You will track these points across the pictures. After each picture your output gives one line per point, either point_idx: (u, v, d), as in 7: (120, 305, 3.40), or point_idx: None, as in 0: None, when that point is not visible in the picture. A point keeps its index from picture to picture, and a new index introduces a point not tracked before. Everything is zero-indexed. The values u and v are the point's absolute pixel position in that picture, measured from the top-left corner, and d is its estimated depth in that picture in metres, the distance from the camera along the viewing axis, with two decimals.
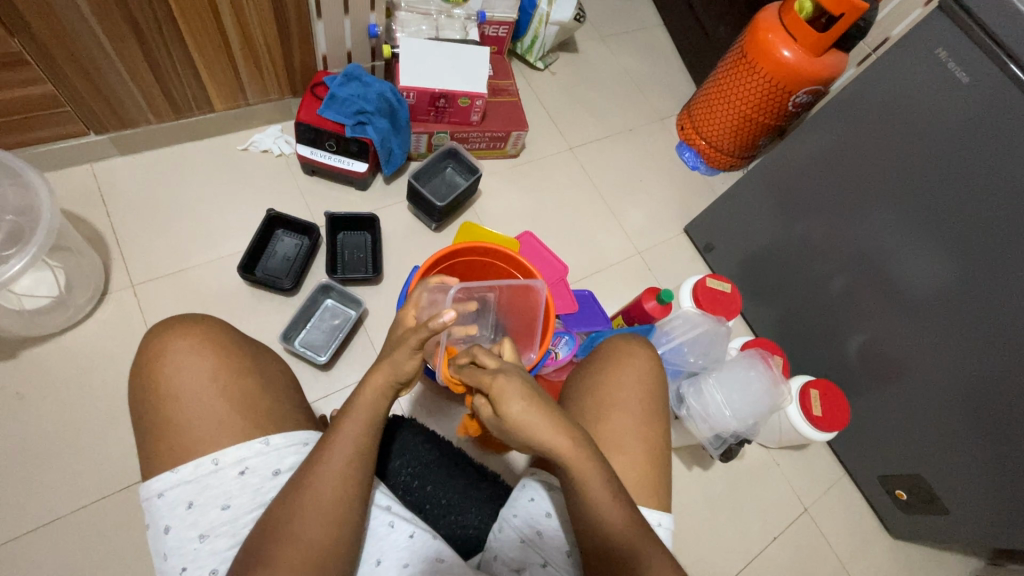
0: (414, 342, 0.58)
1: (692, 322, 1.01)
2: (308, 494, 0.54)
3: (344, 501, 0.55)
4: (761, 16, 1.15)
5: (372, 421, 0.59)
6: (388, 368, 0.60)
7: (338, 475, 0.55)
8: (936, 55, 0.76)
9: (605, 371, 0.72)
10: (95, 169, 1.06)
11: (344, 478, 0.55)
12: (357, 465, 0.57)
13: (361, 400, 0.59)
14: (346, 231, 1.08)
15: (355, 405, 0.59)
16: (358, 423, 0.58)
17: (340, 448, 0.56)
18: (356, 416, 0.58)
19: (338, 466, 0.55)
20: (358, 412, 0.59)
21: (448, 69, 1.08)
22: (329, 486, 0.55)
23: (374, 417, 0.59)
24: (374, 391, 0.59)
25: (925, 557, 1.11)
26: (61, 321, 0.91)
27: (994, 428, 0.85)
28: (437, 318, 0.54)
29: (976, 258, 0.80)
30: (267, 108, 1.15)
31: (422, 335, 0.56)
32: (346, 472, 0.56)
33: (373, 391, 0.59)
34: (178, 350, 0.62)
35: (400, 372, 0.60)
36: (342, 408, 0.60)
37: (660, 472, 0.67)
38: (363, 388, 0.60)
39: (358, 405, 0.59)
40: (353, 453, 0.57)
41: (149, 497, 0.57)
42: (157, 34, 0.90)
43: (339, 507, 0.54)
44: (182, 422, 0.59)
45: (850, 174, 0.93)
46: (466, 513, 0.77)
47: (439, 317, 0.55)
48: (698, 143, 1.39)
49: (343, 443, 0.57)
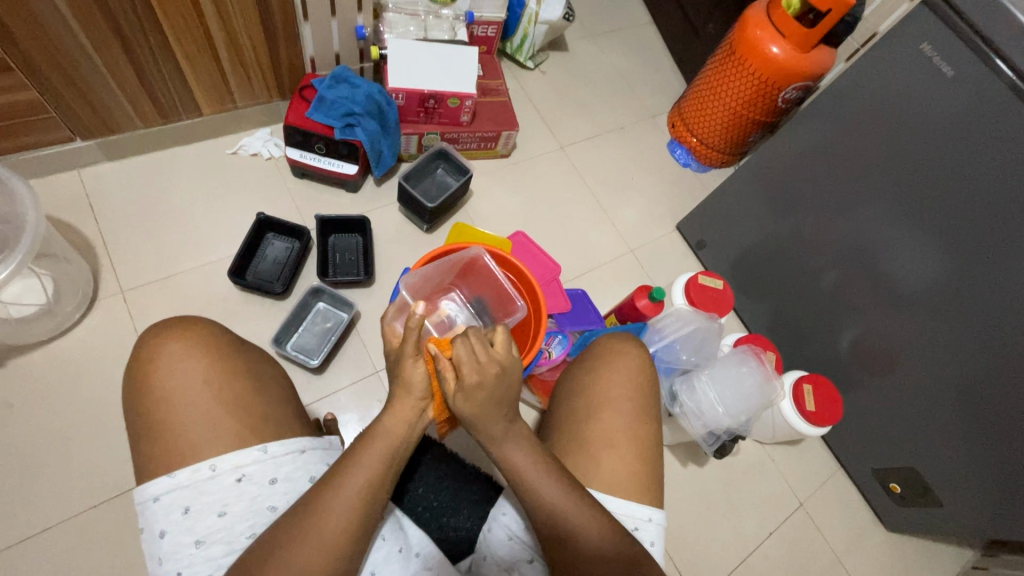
0: (412, 350, 0.57)
1: (684, 320, 1.00)
2: (310, 523, 0.53)
3: (347, 524, 0.54)
4: (749, 13, 1.16)
5: (391, 452, 0.57)
6: (405, 393, 0.58)
7: (351, 504, 0.54)
8: (921, 50, 0.77)
9: (595, 369, 0.72)
10: (83, 175, 1.05)
11: (353, 506, 0.54)
12: (371, 498, 0.55)
13: (384, 428, 0.58)
14: (336, 234, 1.08)
15: (378, 433, 0.58)
16: (379, 452, 0.57)
17: (356, 480, 0.55)
18: (376, 446, 0.57)
19: (350, 498, 0.54)
20: (379, 438, 0.57)
21: (437, 70, 1.08)
22: (336, 515, 0.53)
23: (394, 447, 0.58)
24: (399, 417, 0.58)
25: (919, 549, 1.11)
26: (50, 328, 0.91)
27: (986, 420, 0.86)
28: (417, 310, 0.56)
29: (964, 251, 0.80)
30: (255, 112, 1.14)
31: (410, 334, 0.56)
32: (361, 504, 0.55)
33: (397, 422, 0.58)
34: (169, 355, 0.62)
35: (411, 383, 0.58)
36: (362, 433, 0.58)
37: (652, 471, 0.67)
38: (386, 415, 0.59)
39: (380, 435, 0.57)
40: (368, 486, 0.55)
41: (144, 501, 0.57)
42: (141, 38, 0.89)
43: (345, 542, 0.53)
44: (172, 429, 0.59)
45: (840, 169, 0.93)
46: (458, 514, 0.80)
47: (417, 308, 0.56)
48: (689, 141, 1.39)
49: (358, 475, 0.55)
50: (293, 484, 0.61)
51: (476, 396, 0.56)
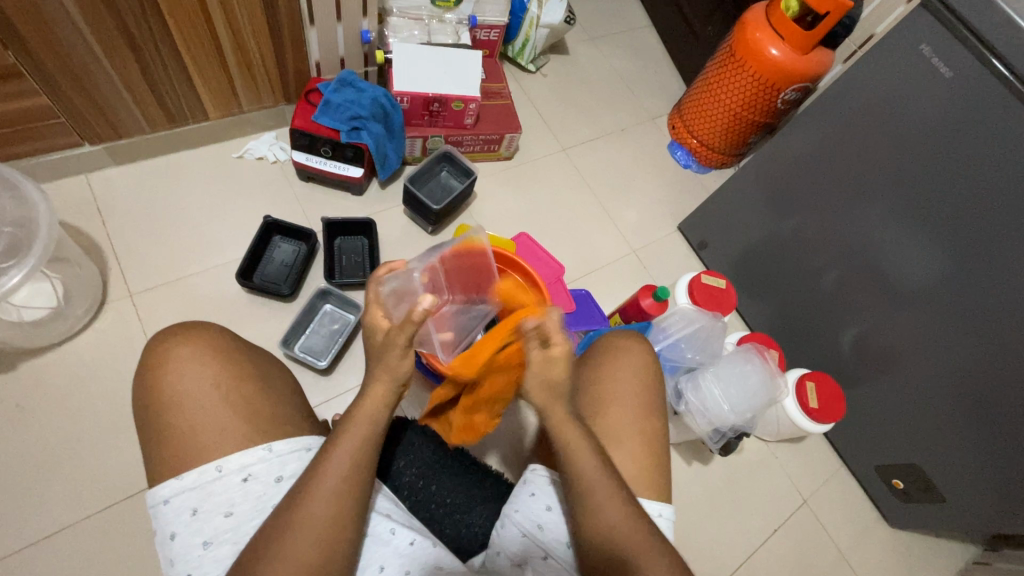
0: (403, 341, 0.58)
1: (688, 319, 1.01)
2: (306, 517, 0.53)
3: (345, 509, 0.55)
4: (748, 16, 1.17)
5: (370, 433, 0.59)
6: (384, 374, 0.60)
7: (336, 485, 0.55)
8: (919, 51, 0.78)
9: (602, 366, 0.73)
10: (90, 180, 1.06)
11: (339, 494, 0.55)
12: (356, 478, 0.56)
13: (361, 412, 0.59)
14: (342, 236, 1.09)
15: (355, 416, 0.59)
16: (358, 432, 0.58)
17: (339, 460, 0.56)
18: (355, 429, 0.58)
19: (337, 479, 0.55)
20: (359, 421, 0.59)
21: (441, 73, 1.09)
22: (320, 507, 0.54)
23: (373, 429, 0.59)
24: (377, 401, 0.60)
25: (922, 545, 1.12)
26: (60, 332, 0.91)
27: (987, 415, 0.87)
28: (422, 306, 0.56)
29: (963, 248, 0.81)
30: (261, 116, 1.15)
31: (409, 330, 0.58)
32: (346, 485, 0.55)
33: (373, 403, 0.60)
34: (181, 356, 0.62)
35: (398, 373, 0.60)
36: (342, 417, 0.60)
37: (659, 466, 0.68)
38: (363, 398, 0.60)
39: (357, 417, 0.59)
40: (350, 467, 0.56)
41: (155, 504, 0.57)
42: (151, 44, 0.90)
43: (337, 524, 0.54)
44: (186, 429, 0.59)
45: (841, 168, 0.94)
46: (471, 512, 0.78)
47: (420, 304, 0.57)
48: (690, 142, 1.40)
49: (340, 457, 0.56)
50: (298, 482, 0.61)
51: (556, 363, 0.60)
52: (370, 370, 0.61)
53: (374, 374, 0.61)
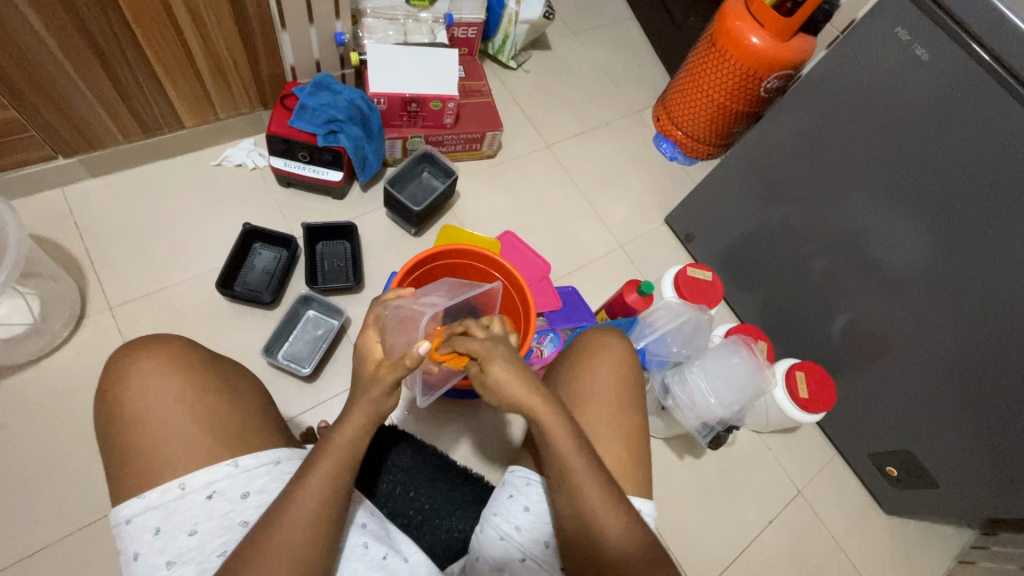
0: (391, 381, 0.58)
1: (675, 312, 0.98)
2: (274, 548, 0.52)
3: (323, 528, 0.54)
4: (727, 4, 1.16)
5: (347, 460, 0.57)
6: (367, 405, 0.59)
7: (310, 515, 0.54)
8: (896, 34, 0.77)
9: (583, 365, 0.72)
10: (65, 193, 1.05)
11: (310, 524, 0.54)
12: (335, 501, 0.56)
13: (336, 444, 0.57)
14: (324, 240, 1.08)
15: (332, 444, 0.57)
16: (336, 456, 0.57)
17: (316, 486, 0.55)
18: (331, 455, 0.57)
19: (314, 506, 0.54)
20: (328, 456, 0.57)
21: (417, 74, 1.08)
22: (289, 538, 0.53)
23: (351, 458, 0.58)
24: (352, 434, 0.58)
25: (920, 531, 1.11)
26: (38, 347, 0.91)
27: (976, 401, 0.87)
28: (415, 351, 0.57)
29: (950, 234, 0.80)
30: (238, 122, 1.14)
31: (399, 371, 0.58)
32: (322, 508, 0.55)
33: (352, 430, 0.58)
34: (142, 371, 0.61)
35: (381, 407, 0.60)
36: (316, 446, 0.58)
37: (639, 461, 0.67)
38: (339, 430, 0.58)
39: (335, 445, 0.57)
40: (329, 495, 0.55)
41: (118, 524, 0.57)
42: (118, 52, 0.89)
43: (307, 549, 0.53)
44: (151, 444, 0.59)
45: (827, 155, 0.93)
46: (451, 517, 0.79)
47: (414, 350, 0.58)
48: (675, 134, 1.39)
49: (311, 485, 0.55)
50: (265, 497, 0.60)
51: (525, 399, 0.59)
52: (352, 400, 0.60)
53: (357, 405, 0.59)
